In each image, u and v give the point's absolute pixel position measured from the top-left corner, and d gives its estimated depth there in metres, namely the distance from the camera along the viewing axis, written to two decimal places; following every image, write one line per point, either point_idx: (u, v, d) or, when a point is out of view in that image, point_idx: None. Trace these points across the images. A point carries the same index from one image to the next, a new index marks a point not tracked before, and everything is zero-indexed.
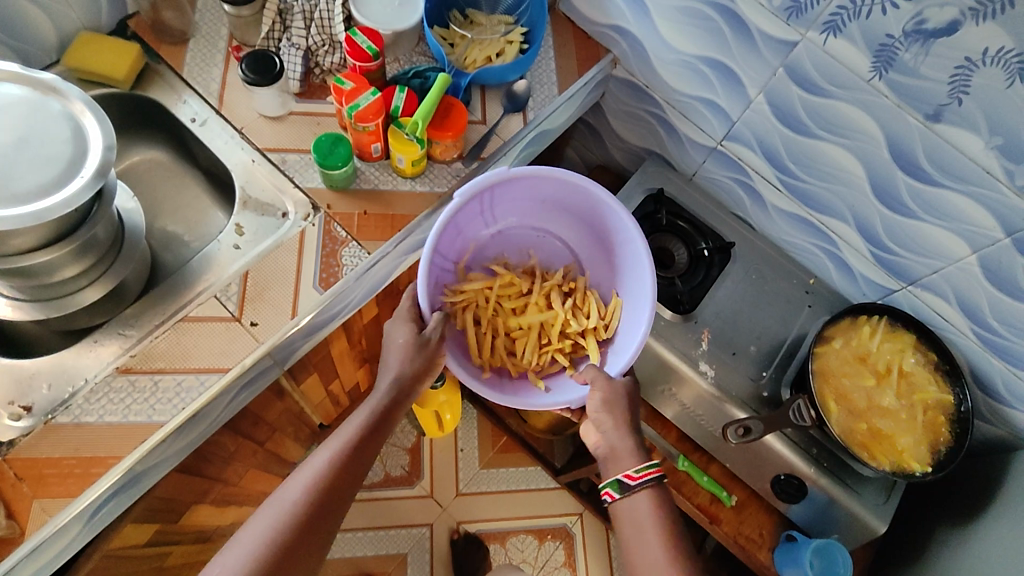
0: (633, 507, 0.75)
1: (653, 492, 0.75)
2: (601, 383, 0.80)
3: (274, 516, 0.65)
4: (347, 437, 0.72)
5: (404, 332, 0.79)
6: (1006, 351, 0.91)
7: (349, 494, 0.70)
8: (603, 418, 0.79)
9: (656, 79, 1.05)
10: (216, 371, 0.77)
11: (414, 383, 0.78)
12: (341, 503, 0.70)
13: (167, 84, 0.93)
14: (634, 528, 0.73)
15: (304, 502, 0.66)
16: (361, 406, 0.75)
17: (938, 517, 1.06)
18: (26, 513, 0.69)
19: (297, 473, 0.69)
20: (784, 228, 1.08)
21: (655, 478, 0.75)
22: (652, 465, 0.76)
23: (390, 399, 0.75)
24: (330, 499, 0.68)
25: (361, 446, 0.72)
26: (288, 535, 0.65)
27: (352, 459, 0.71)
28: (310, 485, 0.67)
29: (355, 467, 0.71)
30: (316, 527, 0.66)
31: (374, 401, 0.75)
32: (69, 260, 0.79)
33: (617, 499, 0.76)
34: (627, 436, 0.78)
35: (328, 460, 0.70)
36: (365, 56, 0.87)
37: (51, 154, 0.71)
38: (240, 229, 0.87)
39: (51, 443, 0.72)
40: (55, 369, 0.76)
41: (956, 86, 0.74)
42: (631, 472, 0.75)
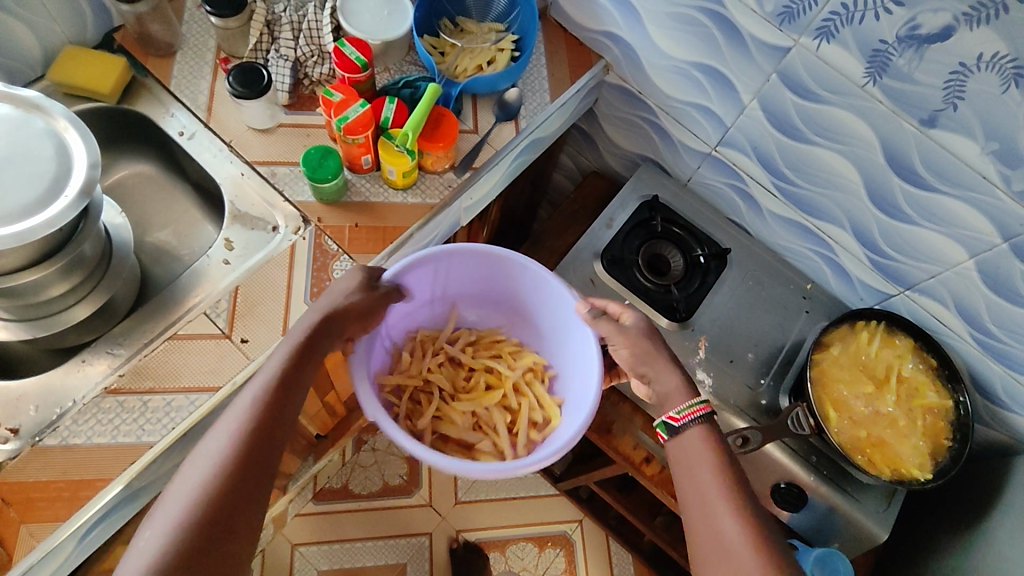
0: (684, 448, 0.74)
1: (704, 429, 0.74)
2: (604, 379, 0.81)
3: (204, 467, 0.59)
4: (266, 377, 0.66)
5: (349, 282, 0.77)
6: (1006, 356, 0.90)
7: (285, 435, 0.64)
8: (649, 369, 0.80)
9: (649, 86, 1.04)
10: (206, 390, 0.76)
11: (336, 318, 0.74)
12: (276, 445, 0.63)
13: (154, 98, 0.92)
14: (685, 469, 0.73)
15: (234, 446, 0.60)
16: (278, 349, 0.69)
17: (942, 523, 1.05)
18: (14, 538, 0.68)
19: (219, 425, 0.63)
20: (779, 234, 1.07)
21: (702, 416, 0.75)
22: (698, 402, 0.76)
23: (310, 333, 0.70)
24: (263, 439, 0.62)
25: (286, 381, 0.66)
26: (223, 480, 0.58)
27: (277, 396, 0.65)
28: (237, 429, 0.62)
29: (284, 404, 0.65)
30: (257, 469, 0.60)
31: (290, 340, 0.70)
32: (56, 279, 0.78)
33: (668, 441, 0.77)
34: (676, 376, 0.79)
35: (251, 402, 0.64)
36: (354, 68, 0.86)
37: (34, 173, 0.70)
38: (229, 243, 0.86)
39: (39, 466, 0.71)
40: (43, 391, 0.76)
41: (951, 91, 0.73)
42: (675, 413, 0.76)
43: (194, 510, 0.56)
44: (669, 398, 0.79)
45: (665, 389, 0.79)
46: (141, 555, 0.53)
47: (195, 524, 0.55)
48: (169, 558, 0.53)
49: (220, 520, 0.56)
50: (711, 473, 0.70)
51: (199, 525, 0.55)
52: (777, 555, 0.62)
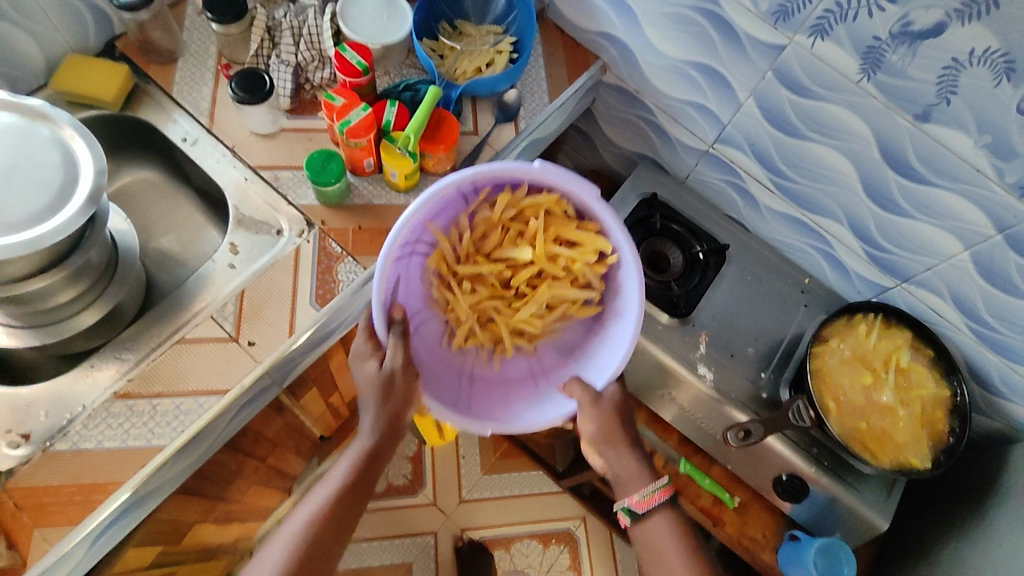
0: (649, 531, 0.78)
1: (664, 513, 0.79)
2: (589, 407, 0.80)
3: (261, 571, 0.67)
4: (329, 492, 0.73)
5: (368, 369, 0.77)
6: (1002, 346, 0.92)
7: (334, 550, 0.71)
8: (606, 449, 0.82)
9: (647, 85, 1.05)
10: (214, 393, 0.77)
11: (394, 427, 0.78)
12: (326, 560, 0.70)
13: (157, 104, 0.93)
14: (653, 555, 0.77)
15: (287, 559, 0.68)
16: (345, 455, 0.76)
17: (940, 511, 1.06)
18: (28, 542, 0.69)
19: (283, 531, 0.71)
20: (777, 228, 1.08)
21: (664, 499, 0.78)
22: (659, 487, 0.79)
23: (373, 446, 0.76)
24: (314, 556, 0.69)
25: (344, 495, 0.73)
26: None
27: (333, 515, 0.72)
28: (295, 544, 0.69)
29: (339, 523, 0.72)
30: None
31: (355, 452, 0.76)
32: (63, 286, 0.79)
33: (630, 523, 0.80)
34: (629, 457, 0.82)
35: (310, 519, 0.71)
36: (355, 72, 0.87)
37: (41, 182, 0.71)
38: (234, 248, 0.86)
39: (50, 470, 0.72)
40: (53, 396, 0.76)
41: (943, 86, 0.75)
42: (640, 498, 0.78)
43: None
44: (626, 478, 0.81)
45: (624, 471, 0.81)
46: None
47: None
48: None
49: None
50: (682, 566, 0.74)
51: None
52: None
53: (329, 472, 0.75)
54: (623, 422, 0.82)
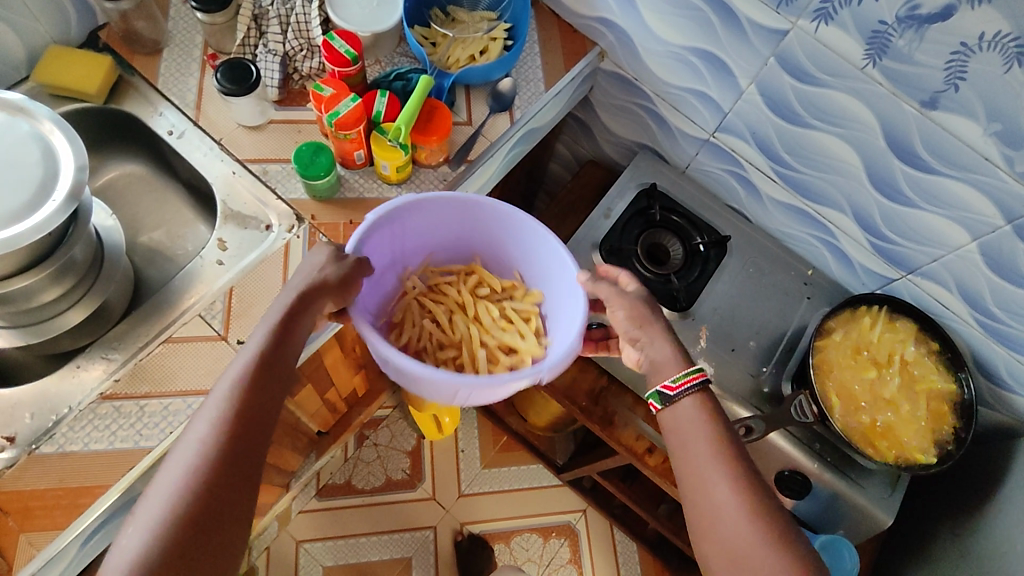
0: (679, 417, 0.69)
1: (698, 399, 0.70)
2: (617, 300, 0.76)
3: (188, 454, 0.56)
4: (249, 359, 0.62)
5: (318, 254, 0.71)
6: (1009, 338, 0.90)
7: (271, 422, 0.62)
8: (638, 335, 0.75)
9: (646, 72, 1.02)
10: (203, 393, 0.75)
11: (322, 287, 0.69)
12: (265, 422, 0.61)
13: (142, 96, 0.90)
14: (680, 434, 0.68)
15: (216, 435, 0.57)
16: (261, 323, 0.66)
17: (946, 506, 1.05)
18: (13, 547, 0.68)
19: (215, 388, 0.61)
20: (780, 219, 1.06)
21: (698, 384, 0.70)
22: (693, 370, 0.70)
23: (297, 302, 0.67)
24: (253, 421, 0.60)
25: (271, 359, 0.63)
26: (208, 467, 0.56)
27: (265, 376, 0.62)
28: (234, 391, 0.60)
29: (272, 386, 0.63)
30: (241, 457, 0.58)
31: (277, 311, 0.66)
32: (47, 284, 0.77)
33: (661, 410, 0.71)
34: (669, 344, 0.74)
35: (239, 380, 0.61)
36: (344, 61, 0.84)
37: (21, 178, 0.69)
38: (222, 243, 0.84)
39: (36, 474, 0.71)
40: (38, 397, 0.75)
41: (952, 72, 0.72)
42: (670, 382, 0.70)
43: (185, 492, 0.54)
44: (660, 366, 0.73)
45: (658, 358, 0.74)
46: (135, 536, 0.52)
47: (180, 510, 0.53)
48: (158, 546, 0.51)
49: (207, 510, 0.54)
50: (705, 438, 0.66)
51: (190, 505, 0.54)
52: (774, 514, 0.61)
53: (246, 342, 0.65)
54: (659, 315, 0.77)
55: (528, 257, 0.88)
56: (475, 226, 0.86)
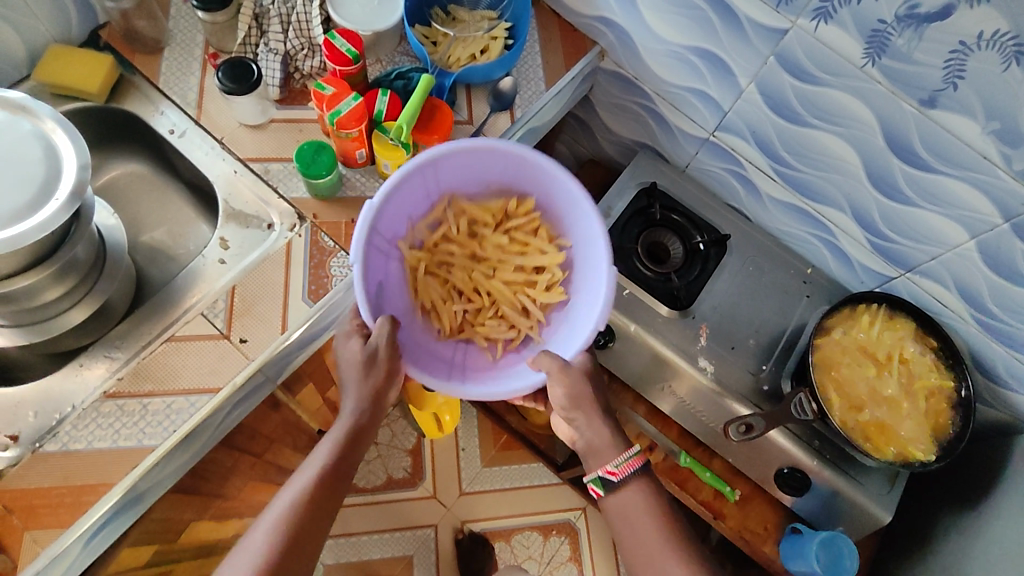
0: (623, 502, 0.76)
1: (639, 481, 0.77)
2: (559, 376, 0.76)
3: (250, 555, 0.65)
4: (312, 471, 0.71)
5: (351, 347, 0.77)
6: (1007, 336, 0.90)
7: (322, 531, 0.70)
8: (574, 416, 0.78)
9: (646, 71, 1.02)
10: (206, 392, 0.76)
11: (376, 407, 0.77)
12: (315, 538, 0.69)
13: (143, 95, 0.90)
14: (625, 520, 0.75)
15: (273, 545, 0.65)
16: (329, 432, 0.74)
17: (944, 502, 1.06)
18: (18, 545, 0.68)
19: (280, 494, 0.70)
20: (779, 218, 1.06)
21: (640, 468, 0.77)
22: (635, 454, 0.76)
23: (358, 422, 0.75)
24: (308, 527, 0.68)
25: (334, 471, 0.72)
26: (265, 569, 0.64)
27: (319, 496, 0.70)
28: (296, 500, 0.68)
29: (328, 496, 0.71)
30: (291, 563, 0.66)
31: (340, 427, 0.75)
32: (50, 283, 0.77)
33: (603, 494, 0.77)
34: (602, 426, 0.78)
35: (296, 497, 0.69)
36: (345, 60, 0.85)
37: (24, 177, 0.69)
38: (224, 242, 0.85)
39: (39, 472, 0.71)
40: (42, 396, 0.75)
41: (951, 71, 0.72)
42: (613, 468, 0.76)
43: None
44: (597, 445, 0.78)
45: (595, 439, 0.77)
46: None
47: None
48: None
49: None
50: (653, 527, 0.74)
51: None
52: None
53: (313, 451, 0.73)
54: (594, 389, 0.79)
55: (505, 179, 0.87)
56: (446, 177, 0.84)
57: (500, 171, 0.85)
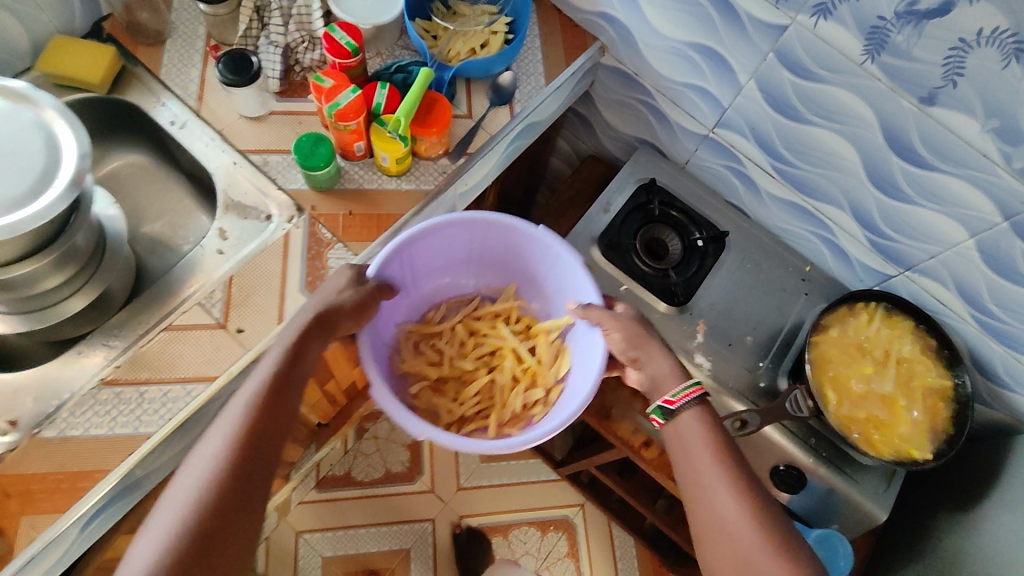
0: (681, 429, 0.76)
1: (697, 410, 0.77)
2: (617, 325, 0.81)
3: (203, 464, 0.61)
4: (264, 380, 0.67)
5: (339, 279, 0.77)
6: (1005, 335, 0.90)
7: (280, 438, 0.65)
8: (637, 356, 0.81)
9: (646, 67, 1.02)
10: (203, 380, 0.76)
11: (327, 325, 0.73)
12: (273, 446, 0.65)
13: (144, 87, 0.91)
14: (682, 445, 0.75)
15: (228, 451, 0.61)
16: (275, 345, 0.70)
17: (940, 503, 1.06)
18: (14, 530, 0.69)
19: (230, 407, 0.66)
20: (779, 216, 1.06)
21: (696, 397, 0.77)
22: (692, 385, 0.77)
23: (306, 337, 0.70)
24: (265, 432, 0.64)
25: (284, 379, 0.67)
26: (221, 478, 0.60)
27: (274, 399, 0.66)
28: (249, 407, 0.64)
29: (284, 404, 0.66)
30: (251, 470, 0.62)
31: (292, 331, 0.71)
32: (49, 271, 0.78)
33: (663, 425, 0.78)
34: (668, 362, 0.81)
35: (248, 404, 0.65)
36: (344, 53, 0.85)
37: (24, 165, 0.70)
38: (223, 233, 0.85)
39: (37, 458, 0.72)
40: (41, 384, 0.76)
41: (950, 68, 0.72)
42: (669, 396, 0.77)
43: (189, 517, 0.57)
44: (663, 381, 0.80)
45: (660, 373, 0.80)
46: (149, 540, 0.56)
47: (197, 513, 0.57)
48: (173, 553, 0.55)
49: (219, 516, 0.58)
50: (706, 448, 0.73)
51: (195, 528, 0.57)
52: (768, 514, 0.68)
53: (259, 364, 0.69)
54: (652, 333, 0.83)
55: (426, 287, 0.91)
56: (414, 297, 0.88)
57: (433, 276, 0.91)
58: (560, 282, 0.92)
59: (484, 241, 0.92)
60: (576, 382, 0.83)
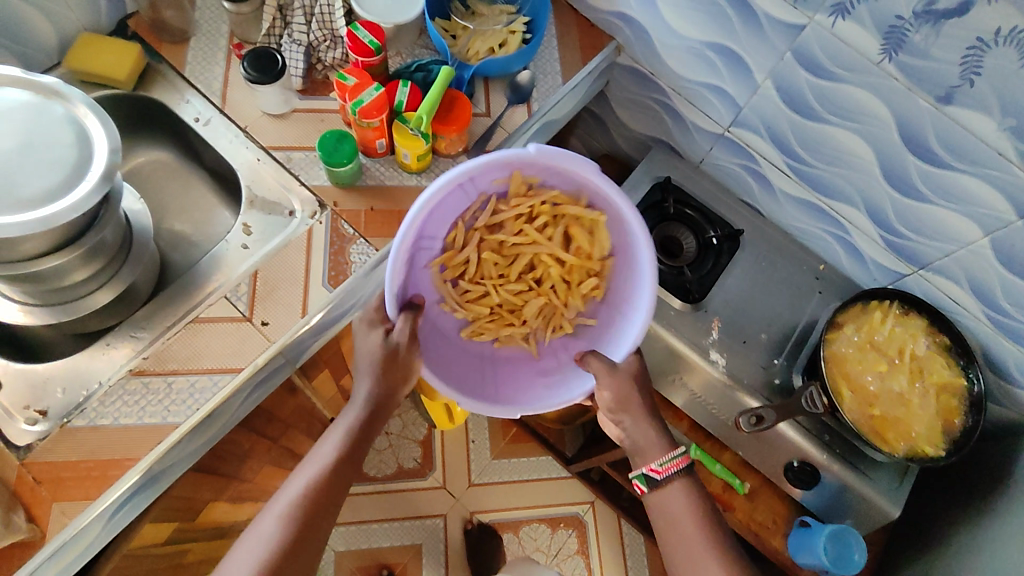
0: (666, 498, 0.77)
1: (683, 482, 0.78)
2: (605, 379, 0.80)
3: (261, 542, 0.66)
4: (324, 460, 0.73)
5: (374, 339, 0.78)
6: (1018, 333, 0.90)
7: (330, 517, 0.71)
8: (620, 415, 0.81)
9: (662, 66, 1.03)
10: (228, 371, 0.78)
11: (388, 399, 0.79)
12: (322, 524, 0.70)
13: (169, 84, 0.92)
14: (668, 520, 0.76)
15: (283, 532, 0.67)
16: (339, 422, 0.76)
17: (951, 500, 1.06)
18: (46, 516, 0.70)
19: (290, 480, 0.71)
20: (793, 214, 1.07)
21: (683, 469, 0.77)
22: (677, 455, 0.78)
23: (367, 416, 0.77)
24: (317, 512, 0.69)
25: (343, 459, 0.73)
26: (275, 558, 0.65)
27: (331, 480, 0.72)
28: (307, 487, 0.70)
29: (338, 484, 0.72)
30: (301, 551, 0.67)
31: (352, 416, 0.77)
32: (78, 264, 0.79)
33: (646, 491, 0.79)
34: (647, 427, 0.81)
35: (310, 480, 0.71)
36: (367, 52, 0.86)
37: (57, 159, 0.71)
38: (247, 228, 0.86)
39: (68, 446, 0.73)
40: (69, 374, 0.77)
41: (967, 67, 0.73)
42: (657, 465, 0.78)
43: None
44: (645, 446, 0.80)
45: (642, 439, 0.80)
46: None
47: None
48: None
49: None
50: (695, 529, 0.74)
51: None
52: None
53: (322, 441, 0.75)
54: (641, 390, 0.82)
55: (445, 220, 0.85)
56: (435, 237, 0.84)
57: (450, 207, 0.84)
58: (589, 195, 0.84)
59: (497, 170, 0.81)
60: (625, 291, 0.86)
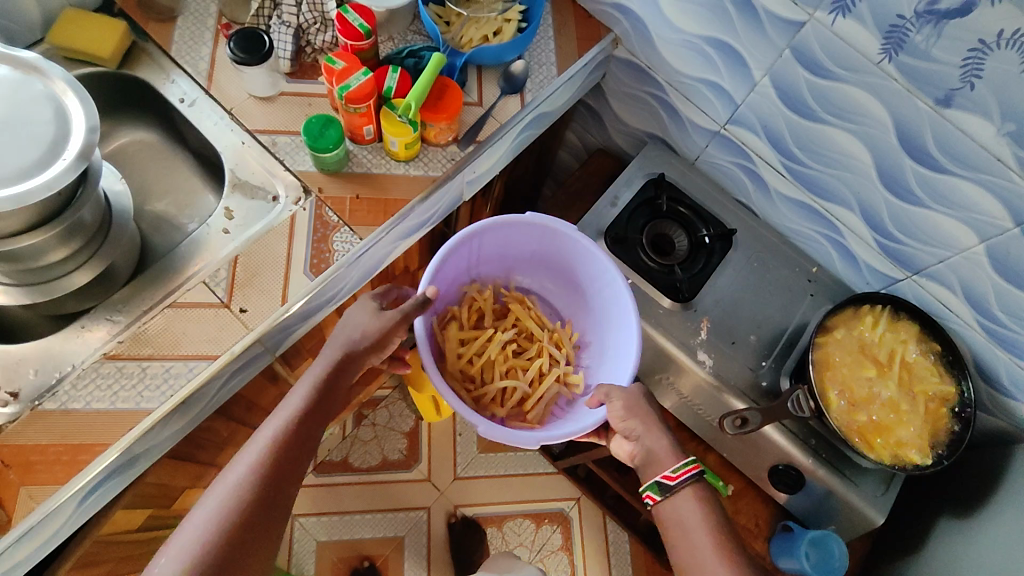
0: (677, 509, 0.75)
1: (695, 491, 0.76)
2: (614, 394, 0.83)
3: (227, 491, 0.65)
4: (290, 413, 0.71)
5: (361, 312, 0.80)
6: (1011, 343, 0.89)
7: (299, 470, 0.70)
8: (632, 426, 0.81)
9: (659, 61, 1.01)
10: (205, 358, 0.76)
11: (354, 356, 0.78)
12: (293, 476, 0.69)
13: (154, 63, 0.90)
14: (680, 530, 0.73)
15: (251, 480, 0.66)
16: (305, 377, 0.75)
17: (937, 508, 1.05)
18: (14, 500, 0.69)
19: (256, 434, 0.70)
20: (787, 215, 1.05)
21: (694, 476, 0.76)
22: (689, 463, 0.77)
23: (333, 369, 0.76)
24: (285, 464, 0.68)
25: (310, 413, 0.72)
26: (245, 504, 0.64)
27: (299, 431, 0.71)
28: (274, 440, 0.69)
29: (307, 436, 0.71)
30: (271, 500, 0.66)
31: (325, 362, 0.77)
32: (55, 244, 0.77)
33: (658, 502, 0.77)
34: (662, 436, 0.80)
35: (277, 432, 0.70)
36: (356, 35, 0.84)
37: (33, 136, 0.69)
38: (229, 212, 0.85)
39: (38, 430, 0.72)
40: (43, 355, 0.75)
41: (968, 69, 0.71)
42: (669, 473, 0.76)
43: (226, 520, 0.63)
44: (656, 455, 0.79)
45: (653, 448, 0.80)
46: (176, 557, 0.61)
47: (220, 534, 0.62)
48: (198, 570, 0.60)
49: (239, 540, 0.63)
50: (707, 534, 0.71)
51: (219, 547, 0.62)
52: None
53: (288, 396, 0.74)
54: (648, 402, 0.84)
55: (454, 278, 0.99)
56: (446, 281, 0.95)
57: (459, 265, 0.97)
58: (574, 262, 0.99)
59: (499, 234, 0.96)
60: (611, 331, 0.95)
